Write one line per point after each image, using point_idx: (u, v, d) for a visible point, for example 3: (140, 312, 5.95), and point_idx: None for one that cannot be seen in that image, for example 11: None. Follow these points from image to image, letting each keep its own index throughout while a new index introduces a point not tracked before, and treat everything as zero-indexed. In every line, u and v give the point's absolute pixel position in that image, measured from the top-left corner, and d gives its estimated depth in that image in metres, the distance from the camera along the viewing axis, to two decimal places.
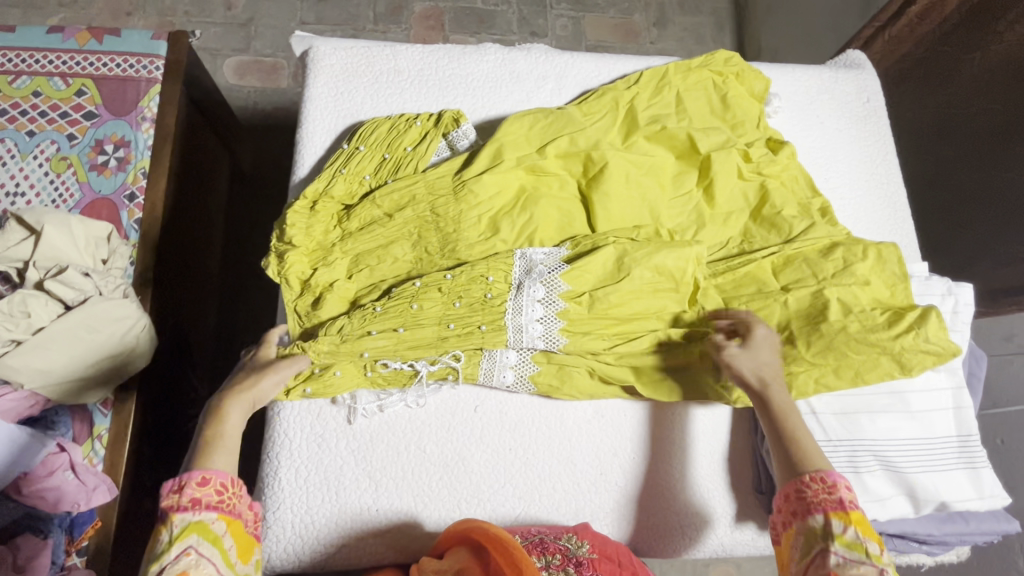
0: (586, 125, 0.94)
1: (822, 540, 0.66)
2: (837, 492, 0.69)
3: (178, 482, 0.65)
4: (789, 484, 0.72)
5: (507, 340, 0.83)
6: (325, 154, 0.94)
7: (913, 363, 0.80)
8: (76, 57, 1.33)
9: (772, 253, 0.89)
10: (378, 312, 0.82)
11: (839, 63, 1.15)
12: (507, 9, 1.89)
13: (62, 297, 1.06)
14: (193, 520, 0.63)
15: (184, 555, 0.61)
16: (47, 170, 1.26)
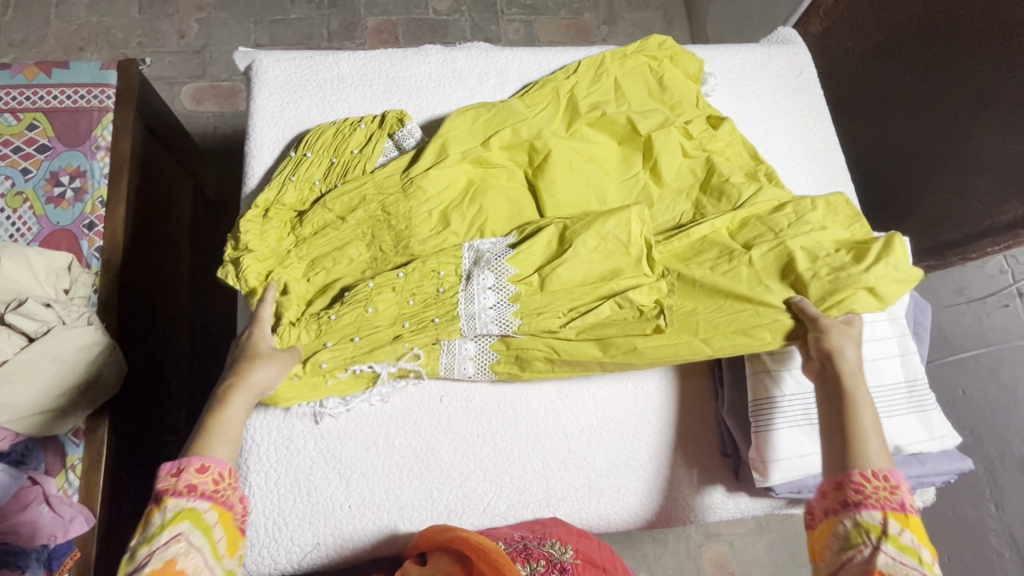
0: (528, 115, 0.96)
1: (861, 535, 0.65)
2: (897, 495, 0.67)
3: (177, 466, 0.63)
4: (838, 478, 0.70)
5: (462, 329, 0.84)
6: (274, 162, 0.95)
7: (889, 293, 0.81)
8: (26, 92, 1.33)
9: (726, 218, 0.90)
10: (333, 320, 0.82)
11: (771, 40, 1.19)
12: (459, 18, 1.93)
13: (24, 328, 1.06)
14: (186, 507, 0.61)
15: (174, 542, 0.59)
16: (3, 206, 1.25)
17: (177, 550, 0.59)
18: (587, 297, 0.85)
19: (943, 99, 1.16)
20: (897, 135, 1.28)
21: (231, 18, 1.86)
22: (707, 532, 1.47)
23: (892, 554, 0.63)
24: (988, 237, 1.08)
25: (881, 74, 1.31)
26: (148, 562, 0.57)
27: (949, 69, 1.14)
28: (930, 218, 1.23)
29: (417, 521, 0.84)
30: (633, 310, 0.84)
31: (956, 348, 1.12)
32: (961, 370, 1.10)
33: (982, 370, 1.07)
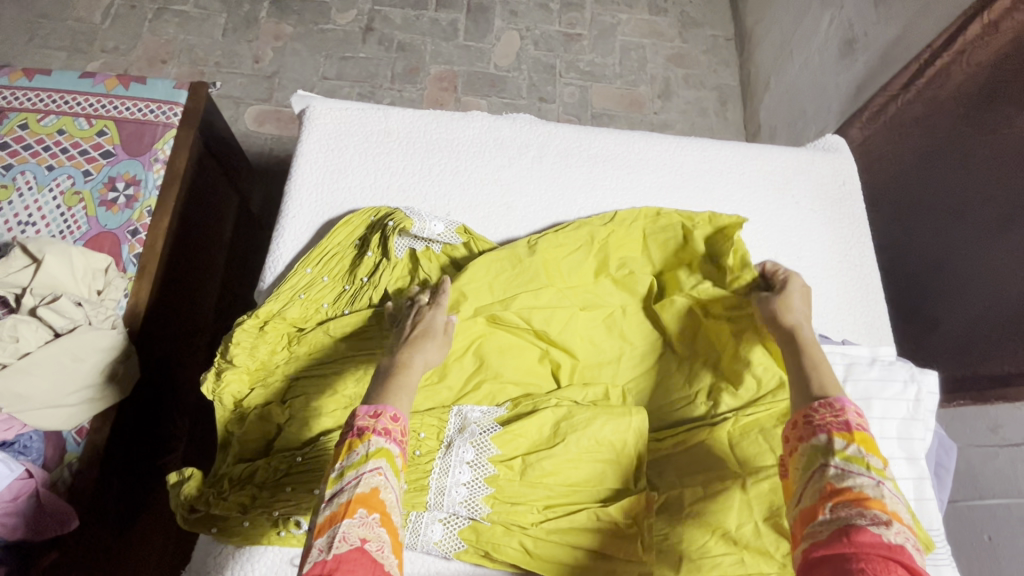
0: (545, 262, 0.94)
1: (822, 457, 0.63)
2: (843, 416, 0.65)
3: (375, 409, 0.64)
4: (799, 411, 0.69)
5: (428, 502, 0.80)
6: (295, 247, 0.96)
7: None
8: (103, 101, 1.43)
9: (727, 421, 0.83)
10: (298, 462, 0.78)
11: (816, 145, 1.18)
12: (518, 75, 1.99)
13: (52, 323, 1.12)
14: (384, 446, 0.63)
15: (375, 474, 0.61)
16: (60, 203, 1.32)
17: (376, 484, 0.60)
18: (564, 495, 0.81)
19: (1001, 225, 1.13)
20: (944, 252, 1.26)
21: (304, 50, 1.96)
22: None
23: (840, 467, 0.62)
24: None
25: (931, 190, 1.29)
26: (355, 485, 0.59)
27: (1005, 199, 1.11)
28: (978, 349, 1.17)
29: None
30: (610, 523, 0.79)
31: (983, 491, 1.03)
32: (989, 516, 1.01)
33: (1012, 522, 0.97)
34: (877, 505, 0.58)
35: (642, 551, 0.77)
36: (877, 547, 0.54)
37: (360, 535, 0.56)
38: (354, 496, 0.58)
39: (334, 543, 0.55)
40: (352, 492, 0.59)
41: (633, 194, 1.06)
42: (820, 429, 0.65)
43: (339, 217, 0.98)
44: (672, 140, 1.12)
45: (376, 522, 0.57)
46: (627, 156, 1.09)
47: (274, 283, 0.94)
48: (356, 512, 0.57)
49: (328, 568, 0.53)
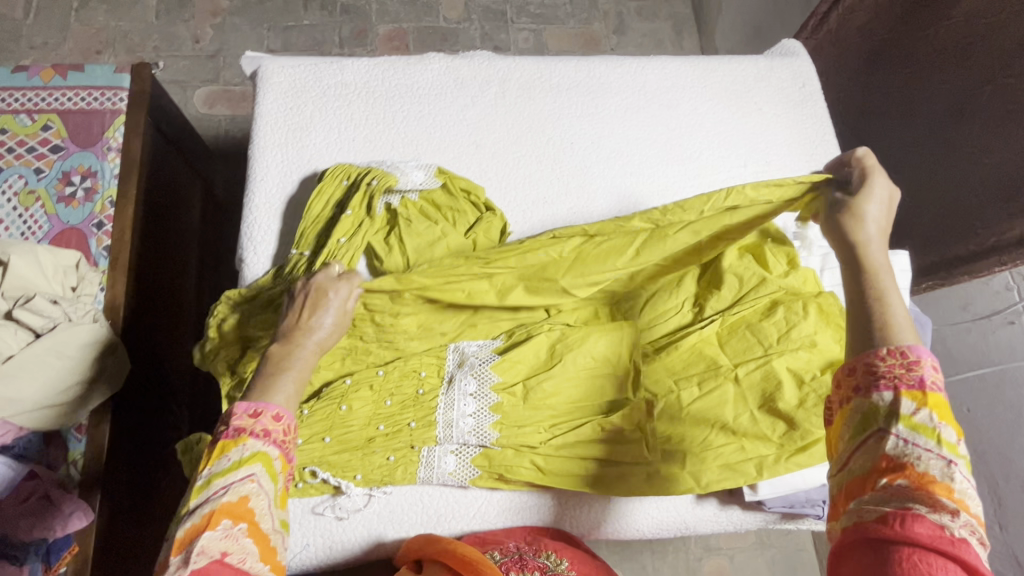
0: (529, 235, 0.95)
1: (881, 422, 0.54)
2: (916, 372, 0.54)
3: (256, 408, 0.63)
4: (859, 357, 0.58)
5: (438, 437, 0.82)
6: (267, 207, 0.94)
7: None
8: (41, 94, 1.37)
9: (714, 323, 0.86)
10: (305, 415, 0.80)
11: (774, 51, 1.19)
12: (469, 26, 1.94)
13: (31, 325, 1.10)
14: (260, 450, 0.61)
15: (245, 481, 0.59)
16: (16, 204, 1.28)
17: (249, 489, 0.59)
18: (569, 414, 0.85)
19: (945, 118, 1.14)
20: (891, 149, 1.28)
21: (245, 23, 1.89)
22: (706, 547, 1.39)
23: (903, 437, 0.52)
24: (994, 255, 1.06)
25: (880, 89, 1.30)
26: (223, 495, 0.57)
27: (956, 90, 1.11)
28: None
29: (408, 525, 0.82)
30: (615, 432, 0.83)
31: (960, 366, 1.09)
32: (966, 388, 1.07)
33: (988, 390, 1.03)
34: (944, 491, 0.48)
35: (647, 453, 0.82)
36: (937, 542, 0.45)
37: (220, 548, 0.54)
38: (219, 507, 0.56)
39: (191, 557, 0.52)
40: (217, 502, 0.56)
41: (601, 119, 1.06)
42: (887, 385, 0.55)
43: (309, 177, 0.97)
44: (634, 61, 1.11)
45: (241, 533, 0.55)
46: (590, 82, 1.08)
47: (253, 250, 0.92)
48: (221, 523, 0.55)
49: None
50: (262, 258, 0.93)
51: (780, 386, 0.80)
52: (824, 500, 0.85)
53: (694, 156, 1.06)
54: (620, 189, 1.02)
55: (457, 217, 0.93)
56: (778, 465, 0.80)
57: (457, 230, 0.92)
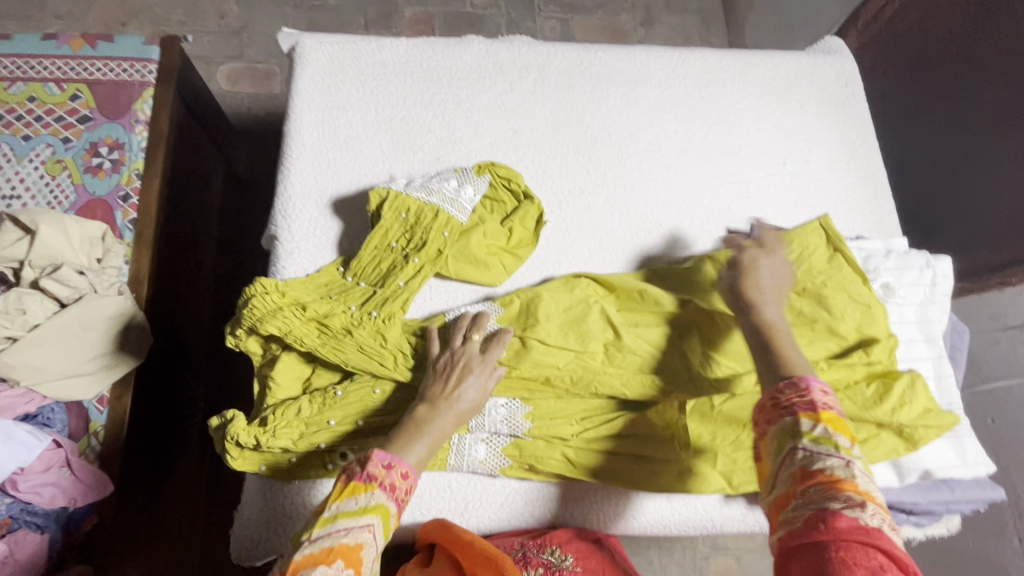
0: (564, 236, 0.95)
1: (790, 440, 0.59)
2: (808, 396, 0.62)
3: (390, 460, 0.65)
4: (766, 392, 0.65)
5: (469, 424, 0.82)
6: (302, 186, 0.93)
7: (917, 438, 0.75)
8: (70, 63, 1.36)
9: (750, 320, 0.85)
10: (339, 396, 0.80)
11: (817, 49, 1.17)
12: (496, 12, 1.92)
13: (57, 295, 1.10)
14: (382, 502, 0.62)
15: (364, 530, 0.59)
16: (43, 173, 1.27)
17: (363, 539, 0.59)
18: (600, 409, 0.84)
19: (985, 125, 1.11)
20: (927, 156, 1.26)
21: (272, 1, 1.87)
22: (714, 545, 1.39)
23: (810, 451, 0.58)
24: None
25: (918, 91, 1.28)
26: (345, 534, 0.58)
27: (1005, 98, 1.07)
28: None
29: (432, 510, 0.81)
30: (646, 428, 0.82)
31: (988, 376, 1.07)
32: (992, 399, 1.06)
33: (1016, 401, 1.02)
34: (852, 487, 0.54)
35: (679, 450, 0.81)
36: (854, 533, 0.50)
37: None
38: (339, 545, 0.57)
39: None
40: (337, 540, 0.57)
41: (639, 110, 1.04)
42: (790, 410, 0.61)
43: (345, 156, 0.95)
44: (675, 52, 1.09)
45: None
46: (630, 72, 1.06)
47: (287, 228, 0.91)
48: (335, 563, 0.55)
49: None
50: (296, 237, 0.91)
51: None
52: None
53: (732, 152, 1.04)
54: (656, 183, 1.01)
55: (495, 207, 0.93)
56: None
57: (494, 218, 0.92)
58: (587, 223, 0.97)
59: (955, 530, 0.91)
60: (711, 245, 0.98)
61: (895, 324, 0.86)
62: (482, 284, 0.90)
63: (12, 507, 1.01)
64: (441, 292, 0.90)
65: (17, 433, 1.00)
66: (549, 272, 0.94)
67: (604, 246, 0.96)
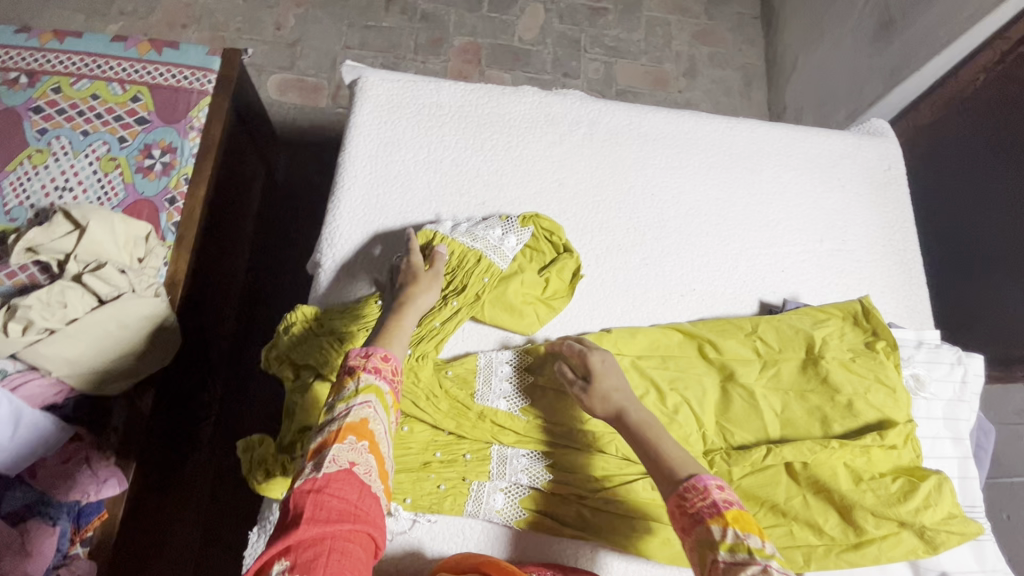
0: (598, 292, 0.97)
1: (709, 551, 0.60)
2: (709, 497, 0.63)
3: (366, 350, 0.69)
4: (670, 503, 0.65)
5: (491, 472, 0.83)
6: (349, 218, 0.96)
7: (938, 541, 0.75)
8: (136, 66, 1.41)
9: (772, 398, 0.85)
10: None
11: (862, 129, 1.19)
12: (543, 49, 1.97)
13: (97, 291, 1.10)
14: (374, 383, 0.66)
15: (364, 407, 0.64)
16: (96, 169, 1.31)
17: (366, 414, 0.64)
18: (620, 469, 0.83)
19: None
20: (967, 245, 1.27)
21: (327, 18, 1.93)
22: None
23: (728, 562, 0.58)
24: None
25: (966, 180, 1.29)
26: (346, 415, 0.63)
27: None
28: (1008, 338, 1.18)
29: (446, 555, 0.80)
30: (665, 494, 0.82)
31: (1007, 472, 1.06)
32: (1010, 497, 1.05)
33: None
34: None
35: None
36: None
37: (349, 459, 0.60)
38: (345, 424, 0.62)
39: (325, 464, 0.58)
40: (342, 421, 0.62)
41: (681, 173, 1.06)
42: (697, 518, 0.62)
43: (393, 191, 0.98)
44: (723, 120, 1.12)
45: (365, 449, 0.62)
46: (676, 135, 1.09)
47: (332, 257, 0.94)
48: (347, 438, 0.61)
49: (317, 486, 0.57)
50: (340, 267, 0.94)
51: (835, 475, 0.78)
52: None
53: (771, 224, 1.06)
54: (692, 247, 1.02)
55: (533, 254, 0.95)
56: (827, 559, 0.76)
57: (532, 268, 0.94)
58: (621, 281, 0.98)
59: None
60: (741, 314, 0.99)
61: (922, 419, 0.85)
62: (515, 332, 0.91)
63: (28, 497, 1.01)
64: (473, 335, 0.91)
65: (44, 422, 1.02)
66: (582, 327, 0.95)
67: (636, 305, 0.97)
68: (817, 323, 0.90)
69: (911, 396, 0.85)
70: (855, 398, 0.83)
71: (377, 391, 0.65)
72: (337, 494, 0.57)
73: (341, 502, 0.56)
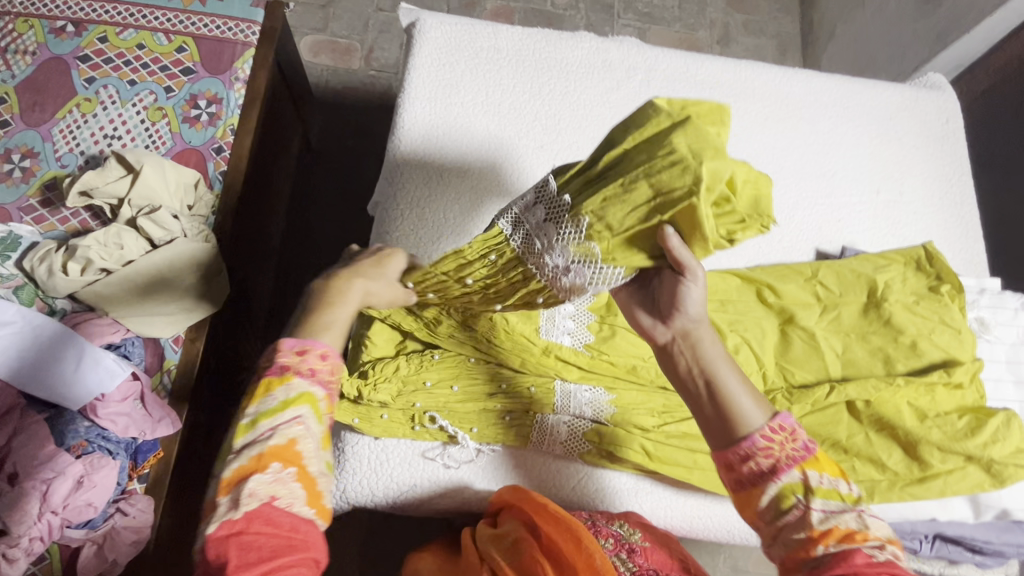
0: None
1: (798, 494, 0.55)
2: (798, 442, 0.57)
3: (301, 346, 0.58)
4: (737, 447, 0.57)
5: (555, 405, 0.83)
6: (410, 159, 0.96)
7: (1004, 474, 0.76)
8: (180, 16, 1.34)
9: (834, 340, 0.86)
10: (435, 360, 0.83)
11: (919, 83, 1.17)
12: (575, 14, 1.93)
13: (151, 235, 1.13)
14: (308, 389, 0.57)
15: (294, 423, 0.55)
16: (144, 119, 1.26)
17: (297, 432, 0.55)
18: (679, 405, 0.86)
19: None
20: None
21: None
22: (734, 568, 1.36)
23: (822, 508, 0.54)
24: None
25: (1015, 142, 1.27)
26: (269, 437, 0.54)
27: None
28: None
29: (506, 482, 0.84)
30: None
31: None
32: None
33: None
34: (868, 538, 0.52)
35: None
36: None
37: (270, 492, 0.52)
38: (268, 448, 0.54)
39: (242, 499, 0.51)
40: (265, 444, 0.54)
41: (738, 122, 1.06)
42: (785, 463, 0.56)
43: (452, 133, 0.98)
44: (779, 71, 1.10)
45: (291, 478, 0.53)
46: (733, 84, 1.08)
47: (394, 196, 0.94)
48: (270, 467, 0.53)
49: (237, 528, 0.50)
50: (402, 206, 0.94)
51: (901, 413, 0.79)
52: (924, 534, 0.83)
53: (828, 174, 1.05)
54: None
55: None
56: (892, 492, 0.78)
57: None
58: None
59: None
60: (798, 261, 0.99)
61: (986, 361, 0.86)
62: None
63: (89, 432, 0.98)
64: None
65: (103, 357, 1.00)
66: None
67: None
68: (879, 267, 0.89)
69: (974, 338, 0.85)
70: (919, 339, 0.84)
71: (309, 402, 0.56)
72: (263, 530, 0.50)
73: (269, 537, 0.50)
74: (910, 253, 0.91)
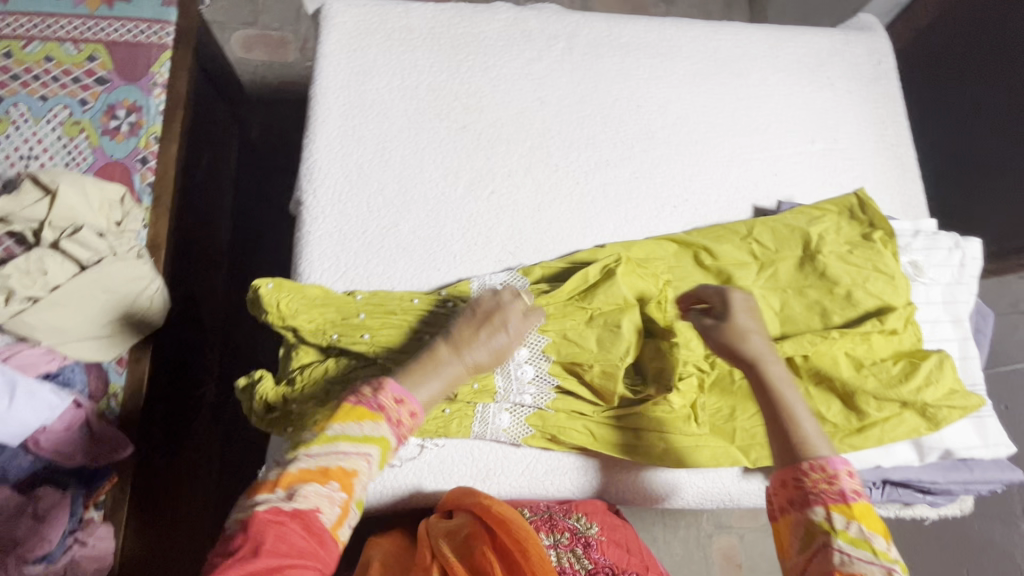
0: (592, 209, 0.95)
1: (822, 534, 0.61)
2: (836, 483, 0.62)
3: (401, 396, 0.66)
4: (787, 470, 0.66)
5: (494, 392, 0.81)
6: (326, 152, 0.92)
7: (938, 416, 0.77)
8: (87, 23, 1.25)
9: (771, 297, 0.85)
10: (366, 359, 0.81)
11: (850, 26, 1.15)
12: None
13: (78, 257, 1.00)
14: (383, 434, 0.64)
15: (362, 457, 0.62)
16: (60, 135, 1.18)
17: (358, 464, 0.61)
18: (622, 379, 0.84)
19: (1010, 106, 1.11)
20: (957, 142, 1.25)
21: None
22: (717, 525, 1.37)
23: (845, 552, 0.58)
24: None
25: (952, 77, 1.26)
26: (341, 459, 0.61)
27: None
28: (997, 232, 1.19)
29: (455, 477, 0.82)
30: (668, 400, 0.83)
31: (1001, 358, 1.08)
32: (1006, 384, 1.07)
33: None
34: None
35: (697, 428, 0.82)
36: None
37: (318, 504, 0.58)
38: (333, 467, 0.60)
39: (296, 498, 0.57)
40: (334, 463, 0.60)
41: (667, 83, 1.03)
42: (815, 497, 0.62)
43: (369, 121, 0.94)
44: (706, 26, 1.07)
45: (340, 501, 0.59)
46: (659, 44, 1.05)
47: (313, 193, 0.90)
48: (329, 484, 0.59)
49: (281, 517, 0.56)
50: (322, 203, 0.90)
51: (836, 365, 0.79)
52: (871, 481, 0.84)
53: (760, 127, 1.03)
54: (684, 158, 1.00)
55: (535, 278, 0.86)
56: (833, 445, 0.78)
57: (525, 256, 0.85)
58: (613, 196, 0.96)
59: (967, 511, 0.92)
60: (736, 219, 0.98)
61: (921, 304, 0.86)
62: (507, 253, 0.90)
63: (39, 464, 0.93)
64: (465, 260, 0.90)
65: (39, 391, 0.91)
66: (574, 245, 0.93)
67: (630, 220, 0.95)
68: (813, 220, 0.88)
69: (908, 282, 0.85)
70: (854, 288, 0.83)
71: (380, 447, 0.62)
72: (286, 538, 0.55)
73: (296, 541, 0.55)
74: (844, 202, 0.91)
